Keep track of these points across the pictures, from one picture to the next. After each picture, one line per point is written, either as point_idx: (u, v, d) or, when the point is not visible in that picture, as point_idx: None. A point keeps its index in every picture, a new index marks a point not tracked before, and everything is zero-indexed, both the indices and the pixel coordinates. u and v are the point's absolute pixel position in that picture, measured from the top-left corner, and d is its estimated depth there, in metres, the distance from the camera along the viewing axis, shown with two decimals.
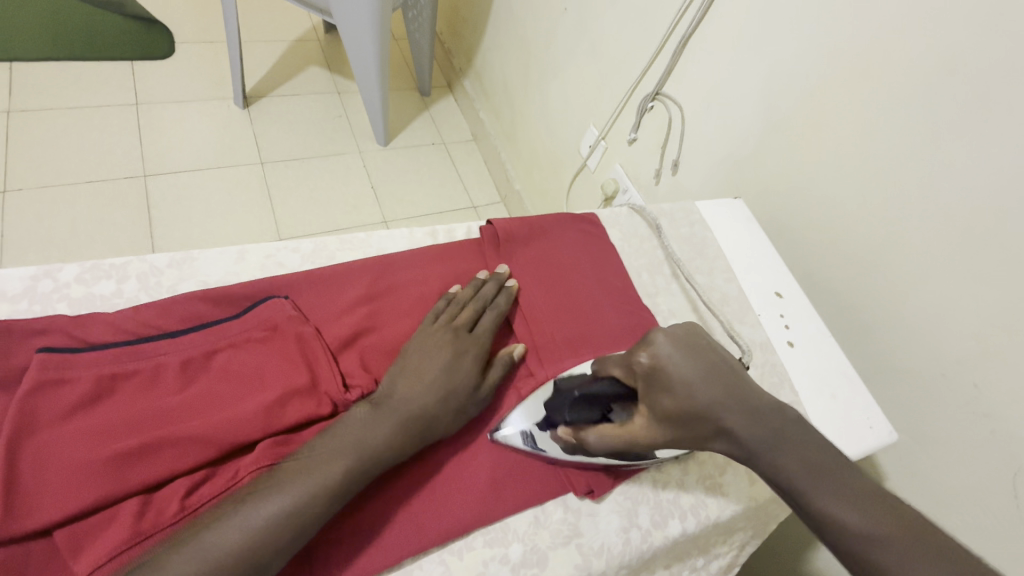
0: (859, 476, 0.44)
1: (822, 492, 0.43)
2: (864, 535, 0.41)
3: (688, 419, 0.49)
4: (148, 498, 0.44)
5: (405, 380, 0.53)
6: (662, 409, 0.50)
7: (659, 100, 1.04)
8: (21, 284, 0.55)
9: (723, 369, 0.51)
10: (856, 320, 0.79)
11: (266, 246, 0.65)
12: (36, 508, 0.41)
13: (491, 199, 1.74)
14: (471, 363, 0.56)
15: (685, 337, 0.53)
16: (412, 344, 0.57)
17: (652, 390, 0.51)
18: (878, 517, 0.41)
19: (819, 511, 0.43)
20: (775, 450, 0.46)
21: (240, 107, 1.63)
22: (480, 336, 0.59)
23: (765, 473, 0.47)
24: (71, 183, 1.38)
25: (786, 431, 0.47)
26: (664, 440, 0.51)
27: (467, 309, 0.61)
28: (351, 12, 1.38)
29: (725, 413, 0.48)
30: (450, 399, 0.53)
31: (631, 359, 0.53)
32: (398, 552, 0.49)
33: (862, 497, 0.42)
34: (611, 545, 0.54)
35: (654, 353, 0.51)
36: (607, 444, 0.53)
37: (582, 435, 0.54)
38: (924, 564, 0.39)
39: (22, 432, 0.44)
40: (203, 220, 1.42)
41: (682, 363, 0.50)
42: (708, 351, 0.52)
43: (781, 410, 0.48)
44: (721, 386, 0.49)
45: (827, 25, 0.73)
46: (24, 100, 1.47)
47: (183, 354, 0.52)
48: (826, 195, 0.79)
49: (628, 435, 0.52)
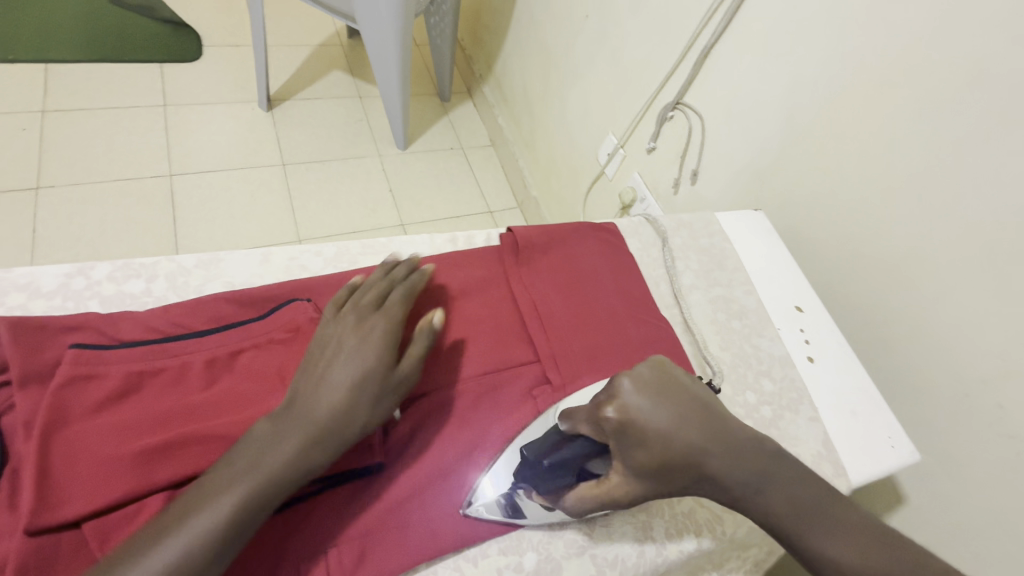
0: (843, 507, 0.45)
1: (815, 533, 0.44)
2: (854, 567, 0.42)
3: (668, 472, 0.45)
4: (173, 494, 0.46)
5: (308, 380, 0.49)
6: (638, 465, 0.45)
7: (679, 109, 1.04)
8: (56, 281, 0.57)
9: (693, 404, 0.47)
10: (877, 336, 0.78)
11: (290, 248, 0.67)
12: (65, 500, 0.42)
13: (507, 205, 1.75)
14: (381, 344, 0.51)
15: (655, 380, 0.47)
16: (315, 342, 0.52)
17: (626, 447, 0.45)
18: (867, 550, 0.43)
19: (815, 553, 0.43)
20: (761, 491, 0.45)
21: (264, 109, 1.66)
22: (389, 314, 0.54)
23: (752, 513, 0.46)
24: (101, 181, 1.42)
25: (769, 468, 0.45)
26: (641, 494, 0.46)
27: (372, 292, 0.57)
28: (375, 18, 1.40)
29: (707, 459, 0.45)
30: (364, 383, 0.48)
31: (597, 416, 0.46)
32: (416, 556, 0.49)
33: (852, 531, 0.44)
34: (626, 556, 0.54)
35: (623, 406, 0.45)
36: (586, 505, 0.49)
37: (559, 501, 0.50)
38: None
39: (54, 425, 0.45)
40: (226, 220, 1.45)
41: (653, 412, 0.45)
42: (675, 389, 0.47)
43: (760, 442, 0.47)
44: (697, 428, 0.45)
45: (853, 37, 0.73)
46: (58, 101, 1.51)
47: (208, 353, 0.53)
48: (849, 209, 0.78)
49: (606, 494, 0.48)
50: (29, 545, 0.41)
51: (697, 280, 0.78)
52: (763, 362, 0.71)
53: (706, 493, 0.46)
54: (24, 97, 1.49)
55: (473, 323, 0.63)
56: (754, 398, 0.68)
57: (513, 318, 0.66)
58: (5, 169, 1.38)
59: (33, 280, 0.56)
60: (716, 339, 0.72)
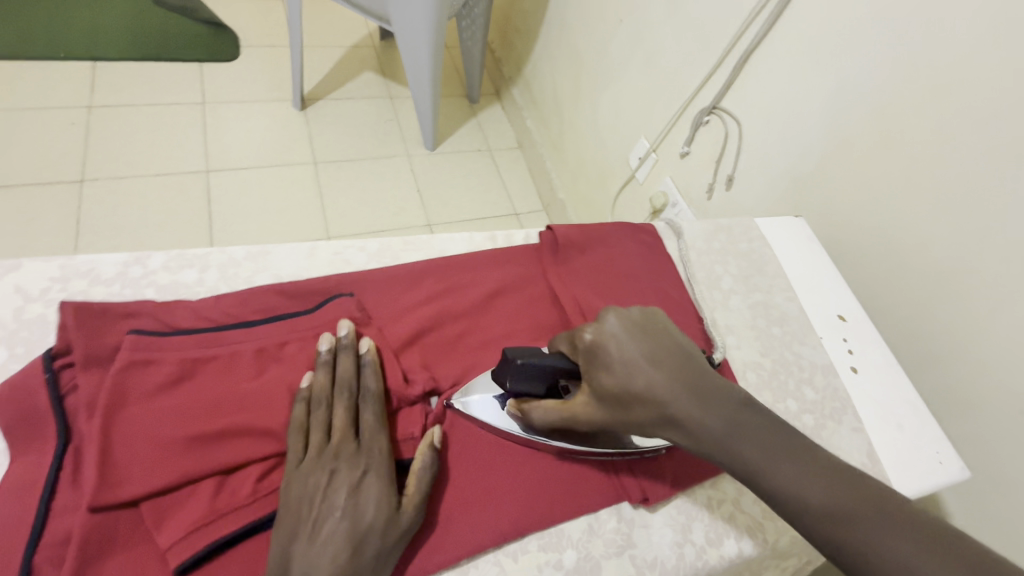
0: (822, 454, 0.44)
1: (784, 472, 0.43)
2: (824, 511, 0.41)
3: (630, 401, 0.48)
4: (224, 479, 0.47)
5: (302, 539, 0.44)
6: (603, 388, 0.49)
7: (715, 114, 1.03)
8: (115, 269, 0.59)
9: (672, 347, 0.51)
10: (925, 348, 0.76)
11: (335, 243, 0.68)
12: (125, 480, 0.44)
13: (533, 207, 1.75)
14: (377, 486, 0.47)
15: (637, 320, 0.52)
16: (290, 487, 0.46)
17: (593, 368, 0.50)
18: (841, 494, 0.41)
19: (781, 491, 0.43)
20: (727, 428, 0.45)
21: (297, 108, 1.69)
22: (373, 444, 0.49)
23: (720, 458, 0.45)
24: (142, 175, 1.46)
25: (740, 414, 0.46)
26: (602, 421, 0.50)
27: (338, 410, 0.50)
28: (409, 21, 1.41)
29: (672, 400, 0.47)
30: (372, 538, 0.45)
31: (575, 335, 0.52)
32: (457, 550, 0.49)
33: (825, 474, 0.42)
34: (665, 558, 0.53)
35: (599, 329, 0.51)
36: (549, 420, 0.52)
37: (526, 411, 0.53)
38: (895, 533, 0.39)
39: (115, 406, 0.47)
40: (259, 216, 1.48)
41: (626, 342, 0.50)
42: (657, 332, 0.52)
43: (733, 392, 0.48)
44: (668, 366, 0.49)
45: (905, 40, 0.70)
46: (103, 97, 1.57)
47: (258, 342, 0.54)
48: (896, 217, 0.76)
49: (571, 415, 0.51)
50: (92, 521, 0.42)
51: (737, 284, 0.77)
52: (804, 370, 0.70)
53: (671, 436, 0.48)
54: (72, 93, 1.55)
55: (513, 322, 0.64)
56: (795, 406, 0.67)
57: (553, 318, 0.66)
58: (53, 161, 1.43)
59: (93, 267, 0.58)
60: (756, 346, 0.71)
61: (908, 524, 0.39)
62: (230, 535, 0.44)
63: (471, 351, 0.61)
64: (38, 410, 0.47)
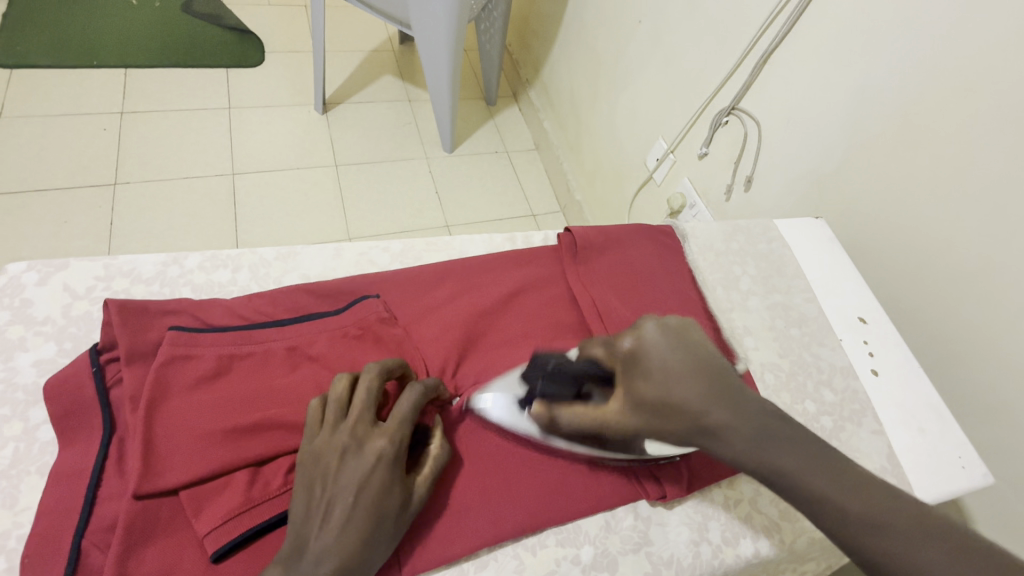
0: (855, 465, 0.44)
1: (823, 483, 0.43)
2: (864, 523, 0.41)
3: (664, 410, 0.48)
4: (257, 470, 0.49)
5: (316, 519, 0.45)
6: (639, 396, 0.49)
7: (734, 114, 1.02)
8: (154, 268, 0.62)
9: (707, 351, 0.50)
10: (950, 351, 0.76)
11: (360, 244, 0.70)
12: (167, 469, 0.46)
13: (550, 208, 1.77)
14: (388, 473, 0.47)
15: (679, 329, 0.51)
16: (310, 460, 0.47)
17: (628, 376, 0.50)
18: (878, 504, 0.41)
19: (818, 499, 0.42)
20: (763, 443, 0.45)
21: (319, 112, 1.73)
22: (389, 429, 0.49)
23: (757, 471, 0.45)
24: (170, 179, 1.51)
25: (776, 429, 0.45)
26: (635, 428, 0.49)
27: (361, 394, 0.50)
28: (429, 26, 1.43)
29: (707, 411, 0.46)
30: (379, 525, 0.45)
31: (613, 342, 0.53)
32: (476, 541, 0.50)
33: (863, 488, 0.42)
34: (681, 556, 0.54)
35: (638, 336, 0.51)
36: (577, 422, 0.52)
37: (552, 411, 0.53)
38: (933, 546, 0.39)
39: (159, 398, 0.49)
40: (281, 218, 1.52)
41: (663, 350, 0.49)
42: (693, 337, 0.51)
43: (771, 406, 0.47)
44: (706, 375, 0.48)
45: (930, 41, 0.70)
46: (135, 103, 1.62)
47: (290, 341, 0.56)
48: (920, 219, 0.76)
49: (602, 417, 0.51)
50: (136, 507, 0.45)
51: (755, 285, 0.77)
52: (823, 372, 0.70)
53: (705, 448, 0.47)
54: (105, 99, 1.61)
55: (533, 322, 0.65)
56: (814, 408, 0.66)
57: (573, 320, 0.67)
58: (87, 165, 1.49)
59: (133, 267, 0.62)
60: (774, 347, 0.71)
61: (945, 535, 0.40)
62: (262, 523, 0.46)
63: (493, 350, 0.62)
64: (86, 402, 0.50)
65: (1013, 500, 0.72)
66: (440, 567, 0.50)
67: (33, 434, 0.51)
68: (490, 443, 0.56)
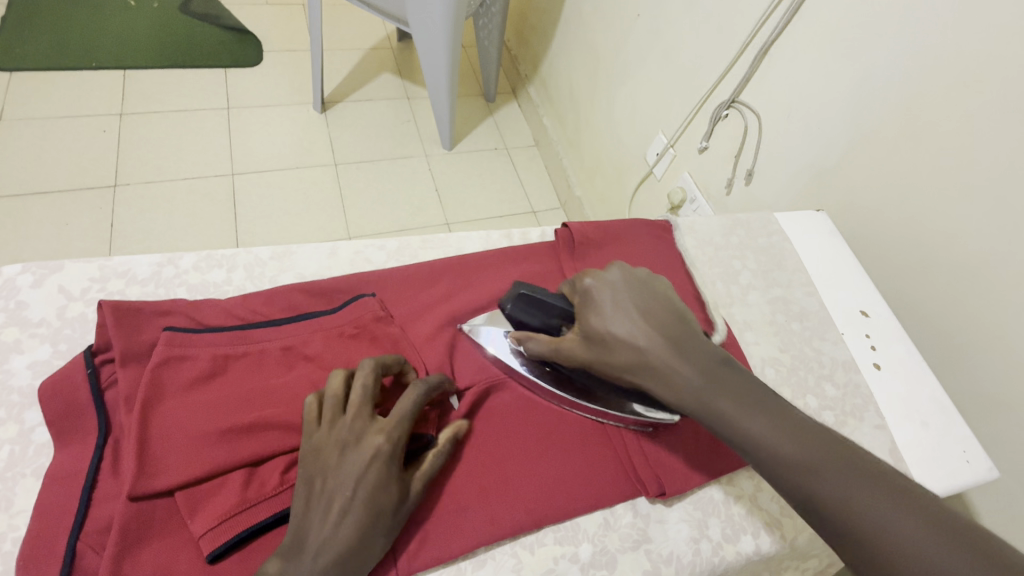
0: (797, 414, 0.47)
1: (758, 427, 0.46)
2: (795, 463, 0.44)
3: (614, 345, 0.52)
4: (253, 470, 0.49)
5: (316, 512, 0.45)
6: (590, 329, 0.53)
7: (734, 108, 1.01)
8: (149, 269, 0.62)
9: (665, 303, 0.55)
10: (952, 344, 0.75)
11: (356, 242, 0.70)
12: (162, 470, 0.46)
13: (551, 205, 1.76)
14: (386, 465, 0.47)
15: (639, 277, 0.56)
16: (309, 456, 0.47)
17: (584, 311, 0.54)
18: (815, 449, 0.44)
19: (757, 443, 0.46)
20: (704, 381, 0.49)
21: (318, 111, 1.73)
22: (387, 423, 0.48)
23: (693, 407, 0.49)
24: (170, 179, 1.51)
25: (720, 374, 0.49)
26: (584, 358, 0.53)
27: (359, 389, 0.50)
28: (427, 23, 1.42)
29: (652, 349, 0.51)
30: (378, 516, 0.45)
31: (576, 278, 0.56)
32: (472, 540, 0.50)
33: (800, 431, 0.45)
34: (680, 553, 0.53)
35: (598, 277, 0.55)
36: (539, 350, 0.54)
37: (522, 340, 0.55)
38: (864, 486, 0.42)
39: (154, 399, 0.49)
40: (281, 217, 1.52)
41: (620, 291, 0.54)
42: (655, 289, 0.55)
43: (716, 352, 0.51)
44: (657, 320, 0.52)
45: (933, 30, 0.69)
46: (134, 104, 1.62)
47: (286, 341, 0.56)
48: (924, 212, 0.75)
49: (558, 345, 0.54)
50: (131, 508, 0.45)
51: (755, 280, 0.76)
52: (824, 366, 0.69)
53: (646, 382, 0.51)
54: (105, 101, 1.61)
55: None
56: (815, 403, 0.66)
57: None
58: (87, 167, 1.49)
59: (128, 268, 0.61)
60: (775, 342, 0.70)
61: (877, 477, 0.43)
62: (258, 524, 0.46)
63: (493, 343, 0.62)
64: (81, 404, 0.50)
65: (1019, 494, 0.72)
66: (438, 566, 0.50)
67: (28, 436, 0.51)
68: (487, 442, 0.56)
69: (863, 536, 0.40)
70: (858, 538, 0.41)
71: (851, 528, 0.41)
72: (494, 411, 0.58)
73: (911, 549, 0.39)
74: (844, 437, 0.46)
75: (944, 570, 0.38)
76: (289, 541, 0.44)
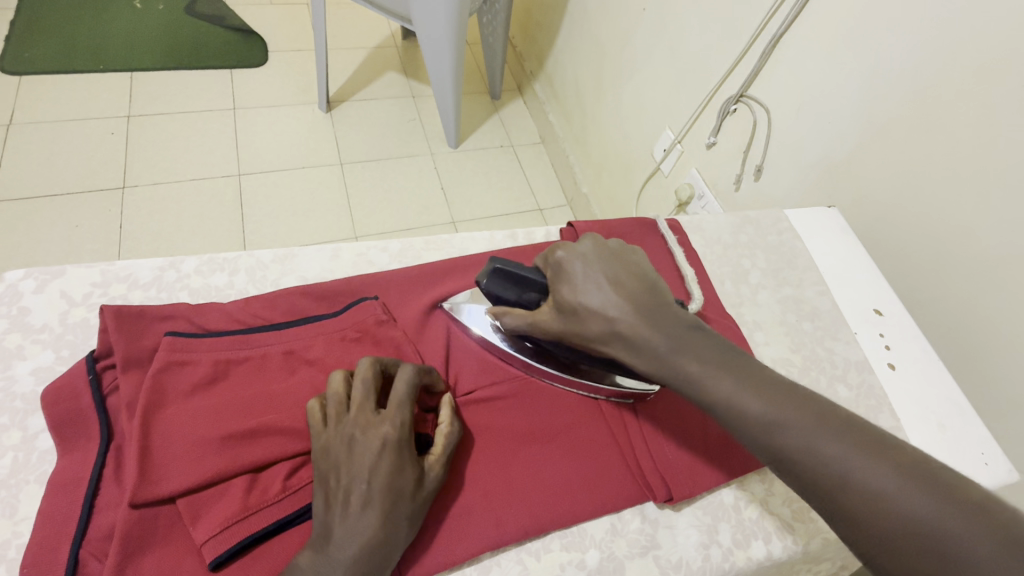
0: (764, 369, 0.46)
1: (726, 386, 0.45)
2: (763, 422, 0.43)
3: (584, 315, 0.50)
4: (256, 476, 0.48)
5: (335, 509, 0.44)
6: (562, 300, 0.51)
7: (742, 102, 0.99)
8: (151, 273, 0.62)
9: (635, 272, 0.53)
10: (970, 343, 0.73)
11: (359, 245, 0.69)
12: (165, 476, 0.46)
13: (557, 202, 1.75)
14: (395, 456, 0.46)
15: (612, 248, 0.54)
16: (320, 454, 0.47)
17: (556, 283, 0.52)
18: (782, 405, 0.43)
19: (724, 403, 0.45)
20: (673, 348, 0.47)
21: (323, 110, 1.72)
22: (392, 413, 0.48)
23: (664, 372, 0.47)
24: (178, 181, 1.52)
25: (688, 339, 0.48)
26: (558, 331, 0.52)
27: (358, 387, 0.49)
28: (431, 20, 1.41)
29: (621, 316, 0.49)
30: (396, 504, 0.45)
31: (548, 252, 0.55)
32: (480, 544, 0.49)
33: (767, 388, 0.44)
34: (689, 559, 0.52)
35: (569, 250, 0.53)
36: (516, 324, 0.53)
37: (499, 316, 0.54)
38: (834, 439, 0.41)
39: (156, 404, 0.49)
40: (289, 218, 1.52)
41: (589, 263, 0.52)
42: (626, 260, 0.54)
43: (684, 319, 0.49)
44: (627, 290, 0.51)
45: (949, 18, 0.66)
46: (141, 106, 1.63)
47: (288, 345, 0.56)
48: (939, 207, 0.72)
49: (534, 319, 0.53)
50: (132, 516, 0.44)
51: (765, 279, 0.74)
52: (837, 367, 0.68)
53: (615, 350, 0.50)
54: (113, 104, 1.62)
55: None
56: None
57: None
58: (96, 170, 1.49)
59: (131, 272, 0.61)
60: (786, 342, 0.69)
61: (845, 427, 0.41)
62: (261, 531, 0.46)
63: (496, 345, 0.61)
64: (84, 410, 0.50)
65: None
66: (444, 571, 0.49)
67: (32, 442, 0.51)
68: (487, 447, 0.55)
69: (827, 486, 0.40)
70: (825, 489, 0.40)
71: (819, 482, 0.40)
72: (500, 417, 0.57)
73: (883, 497, 0.38)
74: (813, 390, 0.45)
75: (917, 516, 0.37)
76: (313, 540, 0.44)
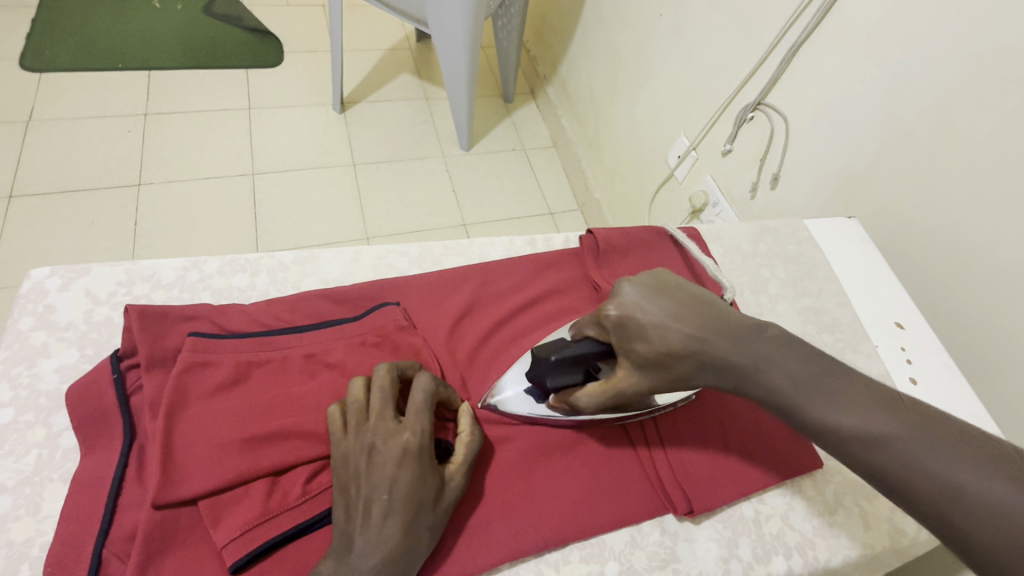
0: (852, 376, 0.45)
1: (818, 402, 0.44)
2: (863, 438, 0.42)
3: (669, 360, 0.49)
4: (275, 480, 0.48)
5: (356, 518, 0.44)
6: (641, 356, 0.49)
7: (760, 110, 0.99)
8: (174, 273, 0.62)
9: (689, 297, 0.52)
10: (991, 358, 0.72)
11: (378, 248, 0.69)
12: (187, 478, 0.46)
13: (568, 206, 1.74)
14: (416, 465, 0.46)
15: (653, 283, 0.53)
16: (339, 462, 0.46)
17: (626, 342, 0.50)
18: (878, 416, 0.42)
19: (822, 421, 0.44)
20: (761, 368, 0.47)
21: (337, 111, 1.73)
22: (411, 422, 0.48)
23: (760, 395, 0.47)
24: (193, 179, 1.53)
25: (772, 355, 0.47)
26: (648, 386, 0.50)
27: (376, 395, 0.49)
28: (446, 23, 1.41)
29: (706, 348, 0.48)
30: (418, 514, 0.45)
31: (599, 315, 0.52)
32: (500, 554, 0.49)
33: (859, 401, 0.44)
34: (709, 573, 0.52)
35: (621, 302, 0.51)
36: (597, 403, 0.51)
37: (572, 400, 0.52)
38: (938, 451, 0.40)
39: (178, 405, 0.49)
40: (301, 217, 1.53)
41: (647, 306, 0.51)
42: (672, 288, 0.53)
43: (763, 333, 0.49)
44: (693, 320, 0.50)
45: (972, 30, 0.66)
46: (158, 105, 1.64)
47: (308, 349, 0.56)
48: (960, 219, 0.72)
49: (616, 389, 0.51)
50: (154, 517, 0.44)
51: (784, 289, 0.74)
52: None
53: (713, 382, 0.49)
54: (131, 101, 1.63)
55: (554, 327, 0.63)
56: None
57: None
58: (112, 167, 1.51)
59: (155, 272, 0.62)
60: None
61: (951, 439, 0.41)
62: (282, 534, 0.46)
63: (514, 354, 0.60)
64: (107, 409, 0.50)
65: None
66: None
67: (55, 440, 0.51)
68: (506, 458, 0.54)
69: (940, 504, 0.39)
70: (937, 508, 0.39)
71: (929, 500, 0.39)
72: (519, 426, 0.56)
73: (999, 510, 0.37)
74: (912, 399, 0.44)
75: None
76: (333, 548, 0.44)
